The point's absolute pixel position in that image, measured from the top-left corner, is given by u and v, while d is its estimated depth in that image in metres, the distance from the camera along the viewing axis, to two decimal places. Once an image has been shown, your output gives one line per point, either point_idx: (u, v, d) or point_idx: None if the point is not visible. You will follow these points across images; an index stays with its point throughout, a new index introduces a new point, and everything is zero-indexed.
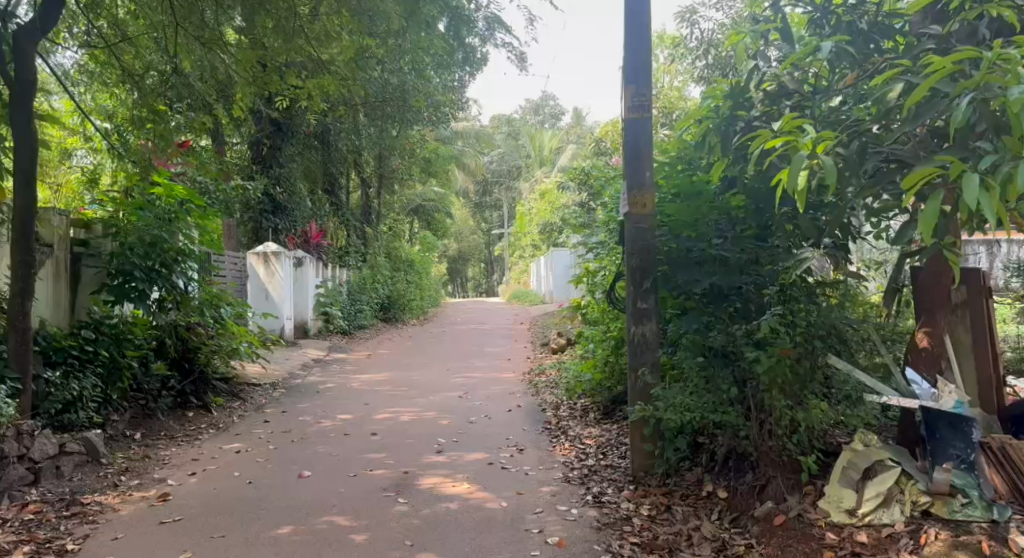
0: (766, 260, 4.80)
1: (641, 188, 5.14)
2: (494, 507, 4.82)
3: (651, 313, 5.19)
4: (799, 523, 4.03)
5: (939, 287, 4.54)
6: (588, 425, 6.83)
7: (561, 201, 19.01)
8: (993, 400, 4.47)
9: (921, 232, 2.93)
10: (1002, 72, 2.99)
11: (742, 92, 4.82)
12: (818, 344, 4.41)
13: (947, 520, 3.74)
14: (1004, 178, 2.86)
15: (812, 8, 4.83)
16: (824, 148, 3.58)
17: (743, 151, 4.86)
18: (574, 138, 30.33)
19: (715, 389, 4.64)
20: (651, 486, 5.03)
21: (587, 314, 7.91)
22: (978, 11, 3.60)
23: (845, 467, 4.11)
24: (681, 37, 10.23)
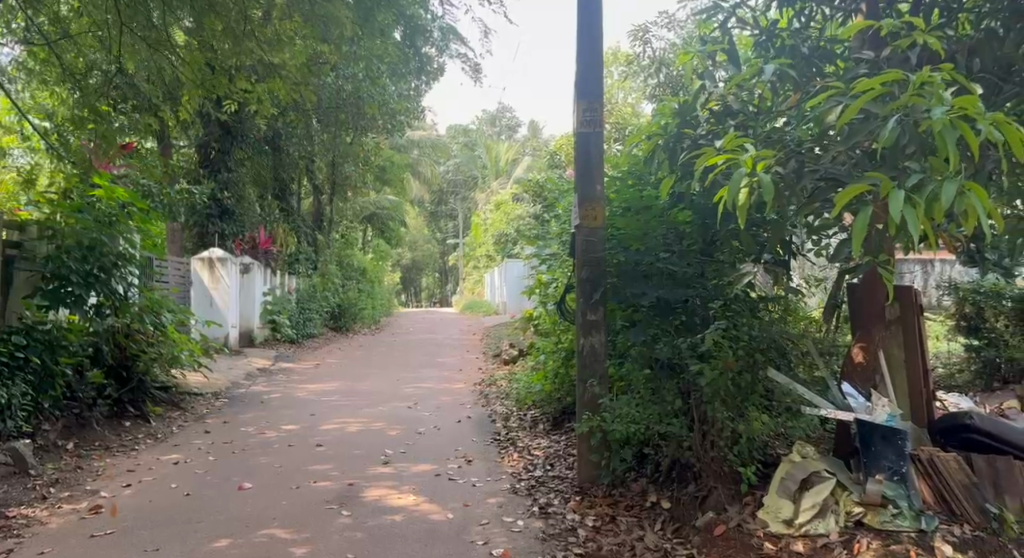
0: (711, 275, 4.93)
1: (592, 201, 5.23)
2: (439, 518, 4.79)
3: (600, 325, 5.27)
4: (738, 533, 4.11)
5: (872, 303, 4.68)
6: (537, 436, 6.85)
7: (516, 213, 19.12)
8: (923, 413, 4.70)
9: (854, 245, 3.06)
10: (928, 94, 3.13)
11: (690, 111, 4.94)
12: (759, 357, 4.48)
13: (878, 530, 3.87)
14: (929, 197, 3.00)
15: (759, 31, 5.02)
16: (762, 165, 3.68)
17: (689, 166, 4.92)
18: (530, 150, 30.59)
19: (661, 400, 4.73)
20: (596, 496, 5.07)
21: (538, 325, 7.95)
22: (911, 39, 3.76)
23: (783, 478, 4.19)
24: (634, 55, 10.41)
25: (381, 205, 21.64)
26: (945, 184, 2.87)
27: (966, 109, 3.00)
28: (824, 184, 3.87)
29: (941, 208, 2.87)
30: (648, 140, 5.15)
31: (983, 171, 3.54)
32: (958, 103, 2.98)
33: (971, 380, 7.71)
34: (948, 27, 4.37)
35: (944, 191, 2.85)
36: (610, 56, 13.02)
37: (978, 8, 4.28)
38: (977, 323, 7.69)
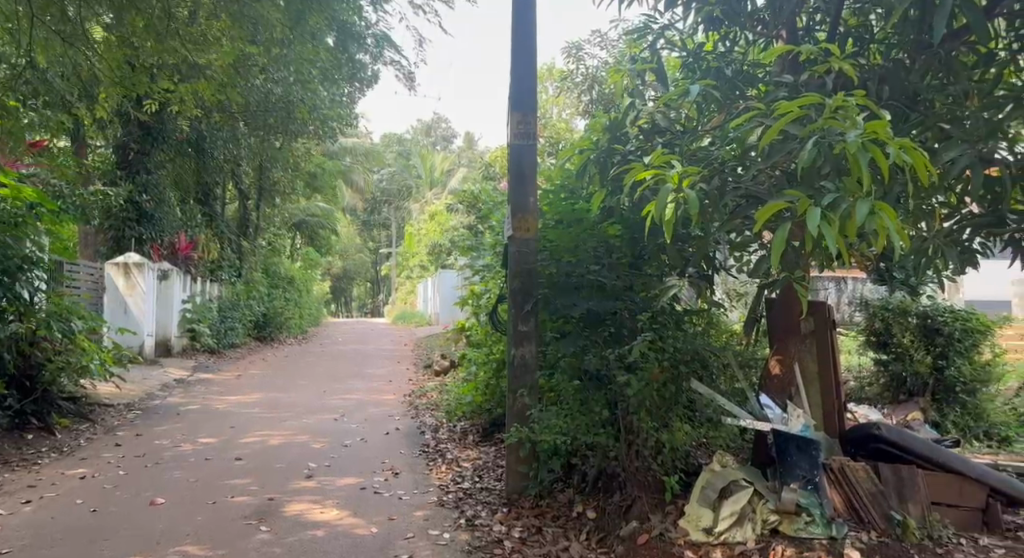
0: (640, 287, 5.05)
1: (525, 212, 5.24)
2: (363, 533, 4.69)
3: (531, 336, 5.25)
4: (661, 541, 4.19)
5: (790, 316, 4.87)
6: (467, 448, 6.83)
7: (450, 224, 19.05)
8: (835, 424, 4.89)
9: (773, 258, 3.17)
10: (842, 117, 3.29)
11: (619, 127, 5.06)
12: (682, 369, 4.64)
13: (792, 537, 4.01)
14: (842, 215, 3.13)
15: (686, 53, 5.24)
16: (687, 181, 3.78)
17: (620, 180, 4.94)
18: (466, 161, 30.59)
19: (588, 410, 4.75)
20: (524, 508, 5.06)
21: (470, 336, 7.93)
22: (827, 65, 3.95)
23: (704, 486, 4.29)
24: (568, 70, 10.54)
25: (311, 212, 21.16)
26: (859, 204, 3.00)
27: (876, 134, 3.15)
28: (745, 202, 4.02)
29: (854, 226, 3.00)
30: (580, 154, 5.24)
31: (891, 194, 3.75)
32: (869, 128, 3.13)
33: (880, 393, 8.10)
34: (862, 56, 4.62)
35: (857, 210, 2.97)
36: (545, 70, 13.11)
37: (887, 39, 4.55)
38: (886, 337, 8.05)
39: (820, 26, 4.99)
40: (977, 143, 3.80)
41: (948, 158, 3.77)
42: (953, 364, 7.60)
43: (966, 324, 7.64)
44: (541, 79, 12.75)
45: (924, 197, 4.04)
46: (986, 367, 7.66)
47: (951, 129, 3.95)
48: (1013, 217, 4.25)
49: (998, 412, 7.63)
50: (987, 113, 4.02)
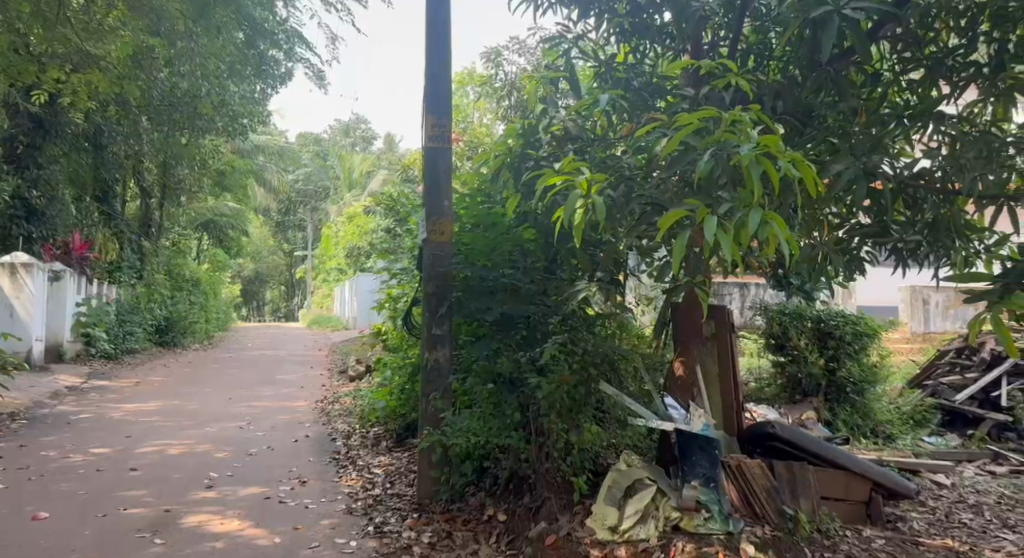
0: (553, 291, 5.07)
1: (441, 216, 5.21)
2: (265, 543, 4.54)
3: (445, 339, 5.22)
4: (568, 542, 4.24)
5: (693, 320, 5.04)
6: (379, 454, 6.74)
7: (368, 227, 18.74)
8: (733, 422, 5.14)
9: (673, 265, 3.23)
10: (736, 131, 3.44)
11: (533, 133, 5.06)
12: (591, 370, 4.68)
13: (692, 533, 4.12)
14: (738, 223, 3.26)
15: (598, 64, 5.27)
16: (595, 187, 3.82)
17: (532, 185, 4.97)
18: (386, 163, 30.15)
19: (502, 413, 4.81)
20: (434, 513, 5.02)
21: (386, 340, 7.83)
22: (726, 80, 4.12)
23: (610, 486, 4.37)
24: (488, 75, 10.52)
25: (221, 212, 20.26)
26: (751, 214, 3.14)
27: (769, 147, 3.29)
28: (650, 209, 4.08)
29: (746, 236, 3.14)
30: (496, 157, 5.22)
31: (784, 206, 3.95)
32: (762, 141, 3.27)
33: (778, 393, 8.48)
34: (760, 72, 4.87)
35: (749, 219, 3.11)
36: (466, 74, 12.97)
37: (785, 56, 4.76)
38: (783, 340, 8.42)
39: (723, 42, 5.19)
40: (861, 157, 4.05)
41: (834, 172, 3.96)
42: (843, 366, 8.09)
43: (855, 327, 8.16)
44: (461, 83, 12.64)
45: (814, 208, 4.27)
46: (873, 368, 8.18)
47: (839, 143, 4.18)
48: (896, 226, 4.57)
49: (884, 411, 8.07)
50: (871, 130, 4.31)
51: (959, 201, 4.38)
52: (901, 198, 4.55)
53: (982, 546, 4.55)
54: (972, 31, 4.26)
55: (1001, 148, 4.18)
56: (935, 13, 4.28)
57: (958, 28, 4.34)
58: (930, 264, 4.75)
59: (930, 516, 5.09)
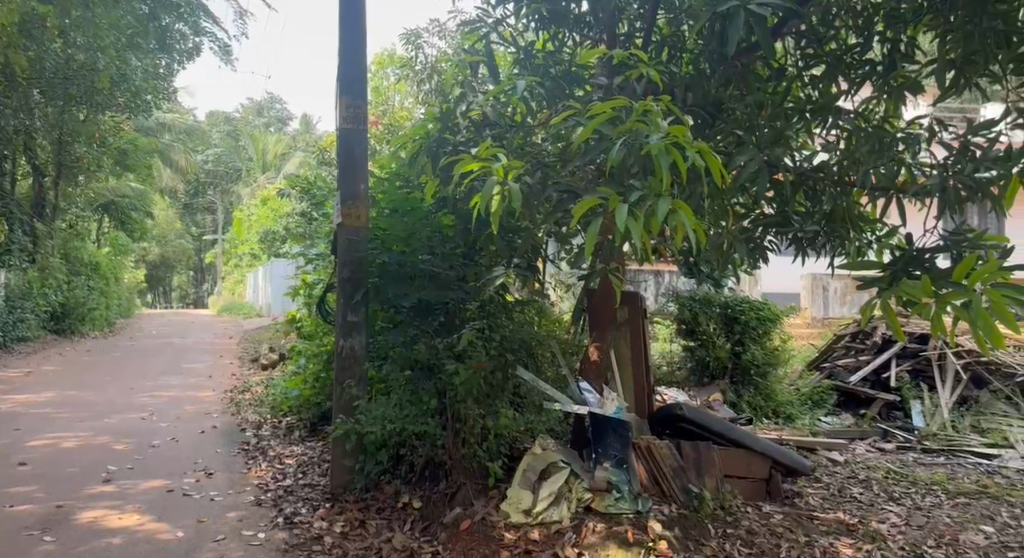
0: (471, 278, 5.03)
1: (355, 200, 5.06)
2: (166, 537, 4.37)
3: (361, 326, 5.08)
4: (482, 526, 4.27)
5: (608, 306, 5.16)
6: (291, 443, 6.57)
7: (282, 211, 18.07)
8: (643, 405, 5.29)
9: (586, 252, 3.23)
10: (645, 120, 3.51)
11: (450, 117, 4.93)
12: (510, 356, 4.73)
13: (603, 513, 4.22)
14: (647, 212, 3.33)
15: (516, 49, 5.28)
16: (511, 175, 3.78)
17: (449, 170, 4.87)
18: (301, 145, 29.11)
19: (418, 401, 4.73)
20: (346, 503, 4.91)
21: (300, 328, 7.61)
22: (638, 70, 4.18)
23: (525, 470, 4.40)
24: (406, 58, 10.30)
25: (122, 193, 19.11)
26: (660, 203, 3.21)
27: (678, 138, 3.37)
28: (566, 196, 4.11)
29: (656, 224, 3.22)
30: (413, 142, 5.06)
31: (693, 195, 4.06)
32: (671, 131, 3.35)
33: (688, 376, 8.79)
34: (673, 64, 4.98)
35: (658, 208, 3.18)
36: (385, 57, 12.64)
37: (697, 50, 4.87)
38: (692, 325, 8.72)
39: (639, 33, 5.25)
40: (765, 150, 4.21)
41: (739, 164, 4.12)
42: (747, 349, 8.50)
43: (759, 313, 8.59)
44: (381, 64, 12.33)
45: (721, 198, 4.42)
46: (775, 351, 8.59)
47: (745, 136, 4.34)
48: (796, 217, 4.76)
49: (784, 392, 8.43)
50: (776, 123, 4.46)
51: (854, 193, 4.61)
52: (801, 192, 4.75)
53: (869, 517, 4.87)
54: (867, 31, 4.50)
55: (891, 144, 4.62)
56: (835, 12, 4.45)
57: (855, 27, 4.54)
58: (826, 254, 5.01)
59: (824, 491, 5.40)
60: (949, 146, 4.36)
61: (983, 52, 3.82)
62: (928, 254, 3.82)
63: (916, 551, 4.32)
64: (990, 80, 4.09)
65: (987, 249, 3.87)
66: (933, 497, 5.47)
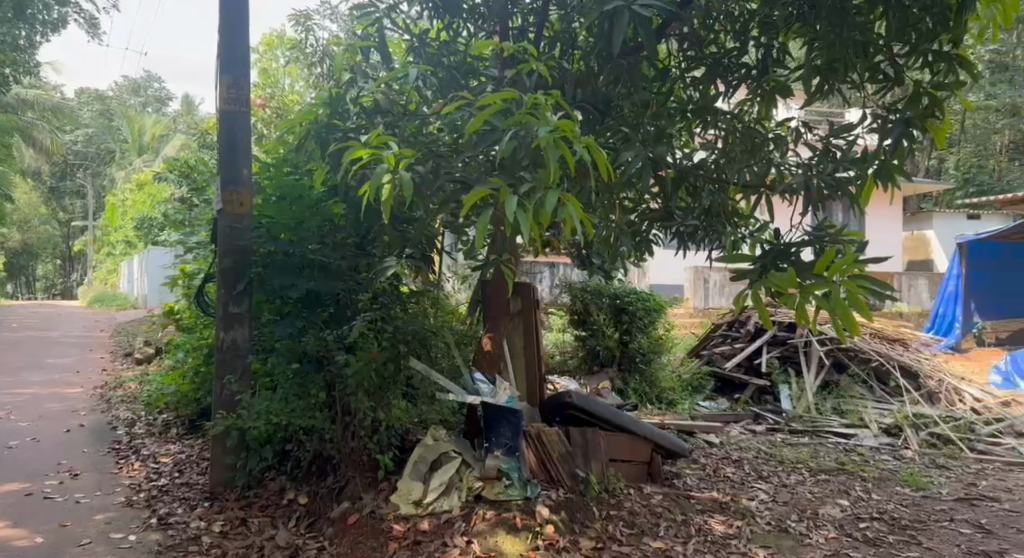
0: (364, 268, 4.87)
1: (238, 186, 4.86)
2: (22, 545, 4.04)
3: (244, 317, 4.88)
4: (371, 519, 4.21)
5: (500, 298, 5.21)
6: (168, 442, 6.24)
7: (160, 197, 16.98)
8: (535, 394, 5.38)
9: (476, 241, 3.24)
10: (534, 112, 3.54)
11: (340, 103, 4.77)
12: (402, 347, 4.62)
13: (493, 501, 4.26)
14: (536, 203, 3.38)
15: (411, 38, 5.16)
16: (402, 163, 3.71)
17: (338, 157, 4.72)
18: (181, 127, 27.44)
19: (305, 394, 4.55)
20: (228, 501, 4.71)
21: (179, 320, 7.22)
22: (529, 65, 4.20)
23: (416, 461, 4.36)
24: (294, 40, 9.90)
25: None
26: (549, 195, 3.27)
27: (565, 131, 3.44)
28: (457, 186, 4.05)
29: (544, 216, 3.28)
30: (301, 127, 4.84)
31: (582, 188, 4.16)
32: (559, 125, 3.41)
33: (579, 365, 9.03)
34: (565, 59, 5.03)
35: (546, 201, 3.23)
36: (274, 38, 12.12)
37: (587, 46, 4.94)
38: (585, 316, 9.00)
39: (532, 28, 5.30)
40: (651, 146, 4.36)
41: (625, 159, 4.25)
42: (635, 339, 8.83)
43: (646, 303, 8.93)
44: (270, 45, 11.82)
45: (608, 193, 4.57)
46: (660, 340, 8.96)
47: (630, 133, 4.48)
48: (679, 212, 5.06)
49: (667, 378, 8.79)
50: (661, 120, 4.60)
51: (730, 191, 4.88)
52: (684, 187, 4.96)
53: (741, 496, 5.17)
54: (744, 37, 4.72)
55: (762, 144, 4.91)
56: (714, 17, 4.67)
57: (733, 32, 4.75)
58: (705, 247, 5.26)
59: (701, 472, 5.71)
60: (814, 148, 4.70)
61: (842, 62, 4.10)
62: (795, 248, 4.08)
63: (781, 525, 4.64)
64: (850, 87, 4.41)
65: (844, 244, 4.22)
66: (797, 475, 5.89)
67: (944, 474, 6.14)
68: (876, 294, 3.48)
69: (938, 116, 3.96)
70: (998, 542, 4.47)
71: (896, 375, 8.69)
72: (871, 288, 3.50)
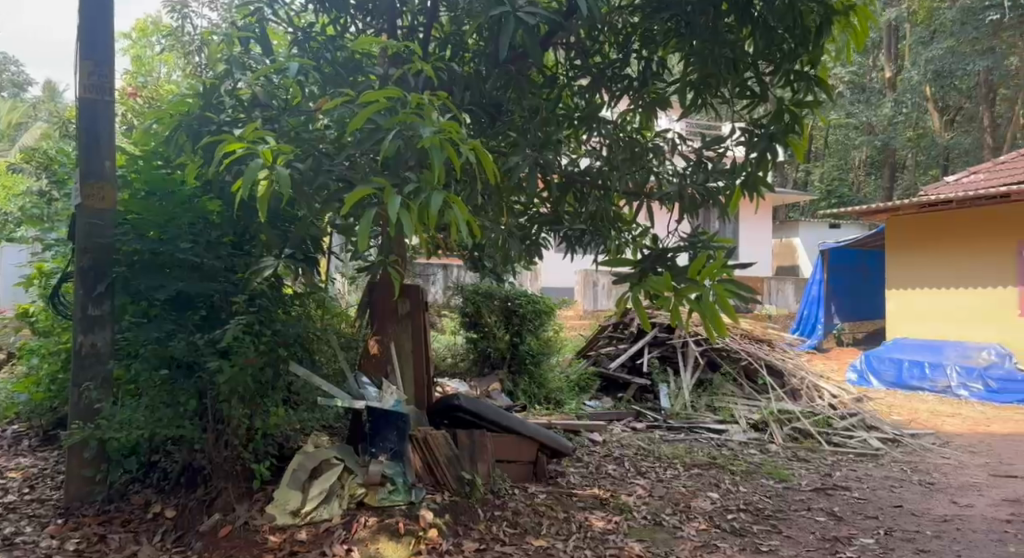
0: (241, 269, 4.60)
1: (101, 179, 4.53)
2: None
3: (105, 321, 4.56)
4: (244, 531, 4.02)
5: (388, 300, 5.12)
6: (18, 455, 5.73)
7: (14, 190, 15.58)
8: (423, 398, 5.30)
9: (359, 241, 3.18)
10: (418, 112, 3.49)
11: (215, 95, 4.54)
12: (280, 350, 4.37)
13: (376, 507, 4.19)
14: (421, 203, 3.33)
15: (294, 32, 4.97)
16: (280, 159, 3.58)
17: (212, 151, 4.49)
18: (41, 114, 25.33)
19: (174, 401, 4.25)
20: (84, 517, 4.35)
21: (34, 323, 6.65)
22: (414, 65, 4.14)
23: (295, 469, 4.20)
24: (170, 27, 9.36)
25: None
26: (433, 195, 3.25)
27: (451, 133, 3.42)
28: (340, 184, 3.92)
29: (430, 217, 3.25)
30: (170, 118, 4.55)
31: (466, 191, 4.16)
32: (444, 127, 3.39)
33: (470, 367, 9.08)
34: (454, 61, 5.02)
35: (431, 200, 3.23)
36: (148, 24, 11.43)
37: (476, 50, 4.95)
38: (476, 318, 9.06)
39: (421, 28, 5.25)
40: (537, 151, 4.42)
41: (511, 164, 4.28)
42: (525, 341, 8.95)
43: (535, 306, 9.07)
44: (143, 32, 11.14)
45: (493, 197, 4.60)
46: (547, 342, 9.14)
47: (517, 137, 4.52)
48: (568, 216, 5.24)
49: (555, 379, 8.93)
50: (548, 126, 4.67)
51: (613, 197, 5.03)
52: (571, 193, 5.10)
53: (620, 492, 5.34)
54: (626, 49, 4.87)
55: (641, 153, 5.09)
56: (599, 28, 4.80)
57: (616, 44, 4.90)
58: (592, 251, 5.41)
59: (584, 470, 5.86)
60: (689, 158, 4.91)
61: (715, 77, 4.31)
62: (671, 252, 4.25)
63: (656, 519, 4.82)
64: (722, 102, 4.67)
65: (715, 250, 4.45)
66: (673, 470, 6.15)
67: (804, 466, 6.60)
68: (743, 297, 3.66)
69: (798, 131, 4.29)
70: (848, 528, 4.85)
71: (763, 372, 9.19)
72: (740, 292, 3.69)
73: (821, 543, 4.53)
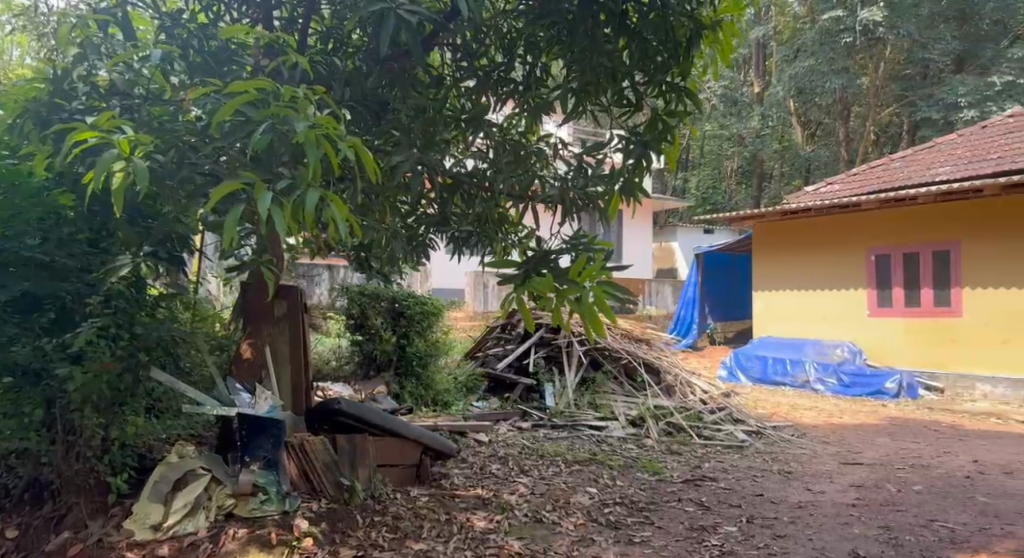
0: (96, 267, 4.25)
1: None
2: None
3: None
4: (97, 549, 3.80)
5: (261, 301, 4.93)
6: None
7: None
8: (302, 402, 5.11)
9: (224, 240, 3.03)
10: (292, 106, 3.37)
11: (66, 80, 4.19)
12: (140, 356, 4.12)
13: (246, 518, 4.03)
14: (296, 202, 3.22)
15: (160, 18, 4.68)
16: (138, 151, 3.35)
17: (62, 141, 4.12)
18: None
19: (17, 412, 3.91)
20: None
21: None
22: (288, 57, 3.96)
23: (156, 481, 3.98)
24: (21, 5, 8.58)
25: None
26: (309, 193, 3.14)
27: (328, 128, 3.34)
28: (205, 179, 3.70)
29: (306, 215, 3.14)
30: (14, 104, 4.15)
31: (344, 188, 4.07)
32: (320, 122, 3.30)
33: (354, 370, 8.92)
34: (335, 56, 4.89)
35: (307, 198, 3.11)
36: None
37: (358, 47, 4.85)
38: (361, 320, 8.87)
39: (300, 20, 5.08)
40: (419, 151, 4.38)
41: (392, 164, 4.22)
42: (412, 342, 8.84)
43: (423, 307, 8.98)
44: None
45: (374, 196, 4.52)
46: (435, 343, 9.08)
47: (399, 135, 4.46)
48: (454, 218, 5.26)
49: (443, 380, 8.93)
50: (432, 126, 4.63)
51: (499, 200, 5.08)
52: (458, 194, 5.10)
53: (502, 490, 5.39)
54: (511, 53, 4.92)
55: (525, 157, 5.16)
56: (482, 31, 4.82)
57: (500, 47, 4.94)
58: (478, 253, 5.43)
59: (468, 470, 5.88)
60: (571, 162, 5.03)
61: (594, 84, 4.44)
62: (553, 254, 4.32)
63: (536, 516, 4.90)
64: (600, 109, 4.81)
65: (596, 252, 4.55)
66: (554, 467, 6.28)
67: (676, 459, 6.93)
68: (620, 299, 3.78)
69: (669, 140, 4.51)
70: (714, 517, 5.12)
71: (641, 370, 9.58)
72: (615, 292, 3.82)
73: (689, 532, 4.76)
